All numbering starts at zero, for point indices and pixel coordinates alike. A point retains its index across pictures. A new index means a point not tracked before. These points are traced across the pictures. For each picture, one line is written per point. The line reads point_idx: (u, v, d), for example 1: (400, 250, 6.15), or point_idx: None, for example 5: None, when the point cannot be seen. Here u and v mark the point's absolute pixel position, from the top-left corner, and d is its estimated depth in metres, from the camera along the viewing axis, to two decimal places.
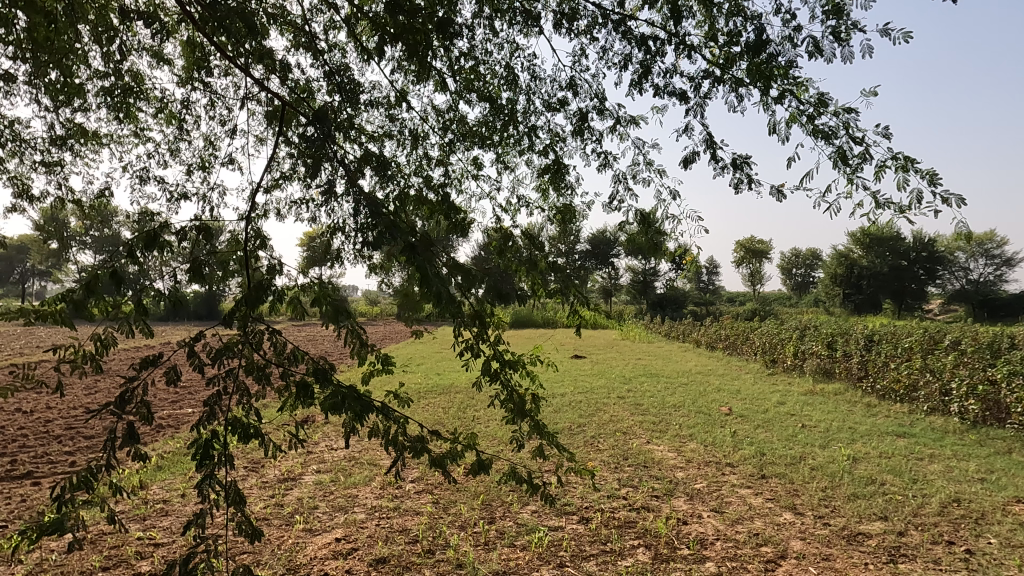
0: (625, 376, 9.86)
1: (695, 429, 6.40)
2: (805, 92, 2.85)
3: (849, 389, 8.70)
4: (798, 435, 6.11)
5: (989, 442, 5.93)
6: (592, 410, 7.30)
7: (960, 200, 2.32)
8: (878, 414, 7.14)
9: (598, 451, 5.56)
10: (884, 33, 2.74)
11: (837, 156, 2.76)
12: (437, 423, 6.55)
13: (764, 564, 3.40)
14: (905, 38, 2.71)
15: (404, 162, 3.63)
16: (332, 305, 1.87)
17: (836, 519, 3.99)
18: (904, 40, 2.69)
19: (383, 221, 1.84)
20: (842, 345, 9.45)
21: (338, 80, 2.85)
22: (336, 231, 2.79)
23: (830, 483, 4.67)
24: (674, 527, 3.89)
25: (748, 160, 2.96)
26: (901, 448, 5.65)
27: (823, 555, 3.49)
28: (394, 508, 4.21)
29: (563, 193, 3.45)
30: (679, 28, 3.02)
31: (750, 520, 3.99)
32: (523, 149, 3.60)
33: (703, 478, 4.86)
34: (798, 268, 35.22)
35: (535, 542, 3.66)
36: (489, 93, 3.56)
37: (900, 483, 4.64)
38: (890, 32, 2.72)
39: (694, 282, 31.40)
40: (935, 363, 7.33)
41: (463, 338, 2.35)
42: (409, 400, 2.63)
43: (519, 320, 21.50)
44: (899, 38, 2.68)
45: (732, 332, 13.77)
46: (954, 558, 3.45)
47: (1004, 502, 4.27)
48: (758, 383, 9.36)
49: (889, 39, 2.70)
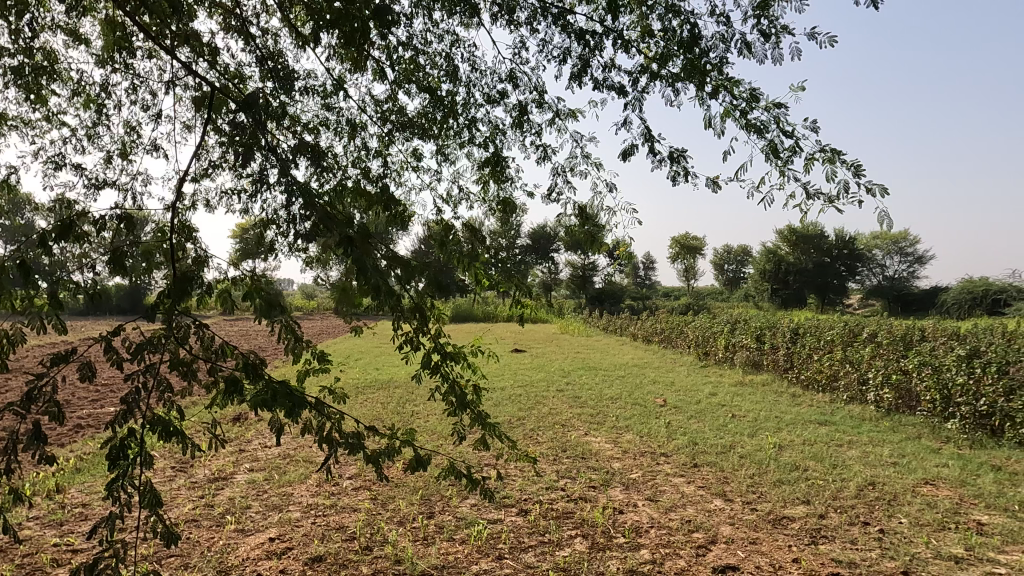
0: (564, 370, 9.97)
1: (632, 420, 6.55)
2: (738, 88, 2.94)
3: (776, 380, 9.08)
4: (728, 425, 6.34)
5: (901, 428, 6.32)
6: (532, 403, 7.36)
7: (883, 189, 2.46)
8: (802, 403, 7.50)
9: (537, 444, 5.61)
10: (812, 35, 2.87)
11: (768, 149, 2.87)
12: (375, 418, 6.46)
13: (695, 550, 3.52)
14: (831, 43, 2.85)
15: (341, 152, 3.54)
16: (265, 298, 1.79)
17: (763, 505, 4.17)
18: (830, 43, 2.82)
19: (316, 211, 1.78)
20: (769, 338, 9.85)
21: (270, 65, 2.75)
22: (269, 222, 2.72)
23: (757, 470, 4.87)
24: (611, 517, 3.98)
25: (684, 154, 3.05)
26: (822, 435, 5.95)
27: (750, 539, 3.65)
28: (330, 505, 4.13)
29: (503, 186, 3.45)
30: (615, 23, 3.07)
31: (682, 508, 4.13)
32: (464, 141, 3.58)
33: (638, 468, 4.99)
34: (730, 264, 36.57)
35: (474, 536, 3.67)
36: (429, 84, 3.52)
37: (821, 469, 4.89)
38: (818, 35, 2.84)
39: (633, 277, 32.21)
40: (854, 354, 7.75)
41: (403, 331, 2.31)
42: (345, 396, 2.56)
43: (461, 313, 21.36)
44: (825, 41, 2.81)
45: (667, 325, 14.18)
46: (868, 537, 3.66)
47: (913, 484, 4.56)
48: (692, 375, 9.64)
49: (817, 41, 2.83)
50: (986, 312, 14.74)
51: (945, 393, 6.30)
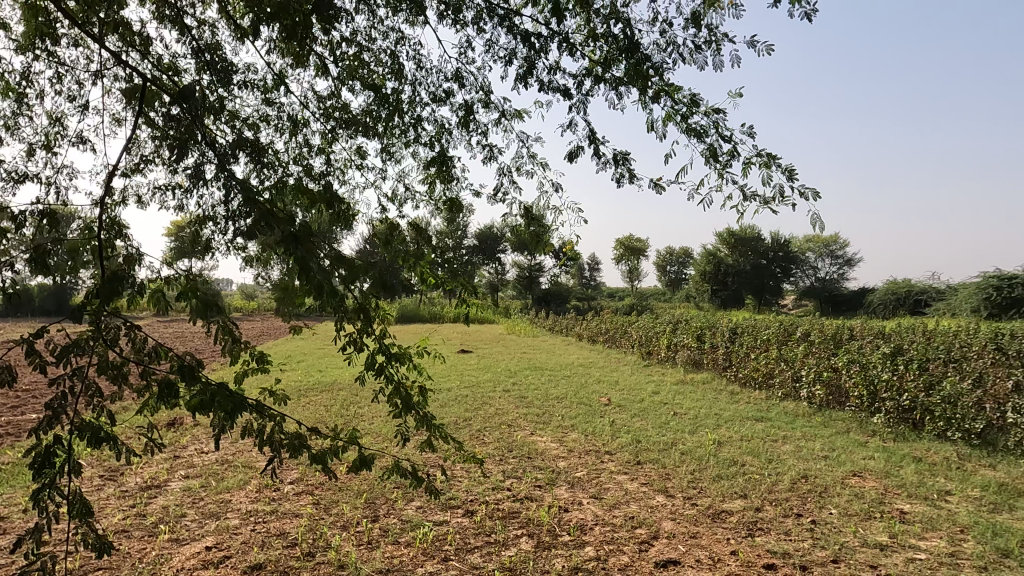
0: (510, 370, 10.00)
1: (577, 419, 6.63)
2: (680, 93, 3.02)
3: (715, 378, 9.36)
4: (670, 422, 6.50)
5: (831, 423, 6.62)
6: (479, 403, 7.35)
7: (815, 193, 2.57)
8: (740, 400, 7.75)
9: (484, 444, 5.61)
10: (750, 44, 2.96)
11: (708, 153, 2.96)
12: (318, 421, 6.33)
13: (638, 545, 3.60)
14: (767, 52, 2.95)
15: (282, 149, 3.46)
16: (201, 298, 1.72)
17: (703, 499, 4.29)
18: (766, 52, 2.92)
19: (256, 208, 1.73)
20: (709, 338, 10.15)
21: (207, 58, 2.65)
22: (206, 219, 2.64)
23: (697, 466, 5.01)
24: (556, 515, 4.01)
25: (628, 156, 3.11)
26: (758, 431, 6.17)
27: (691, 533, 3.74)
28: (271, 511, 4.02)
29: (449, 186, 3.43)
30: (561, 26, 3.10)
31: (626, 504, 4.20)
32: (409, 140, 3.55)
33: (583, 466, 5.05)
34: (672, 265, 37.48)
35: (419, 538, 3.63)
36: (373, 81, 3.47)
37: (758, 463, 5.07)
38: (755, 45, 2.94)
39: (578, 278, 32.61)
40: (788, 353, 8.07)
41: (346, 331, 2.27)
42: (286, 398, 2.50)
43: (407, 314, 21.14)
44: (762, 50, 2.92)
45: (612, 325, 14.42)
46: (801, 528, 3.82)
47: (842, 476, 4.78)
48: (636, 374, 9.84)
49: (755, 49, 2.93)
50: (909, 312, 15.60)
51: (871, 389, 6.63)
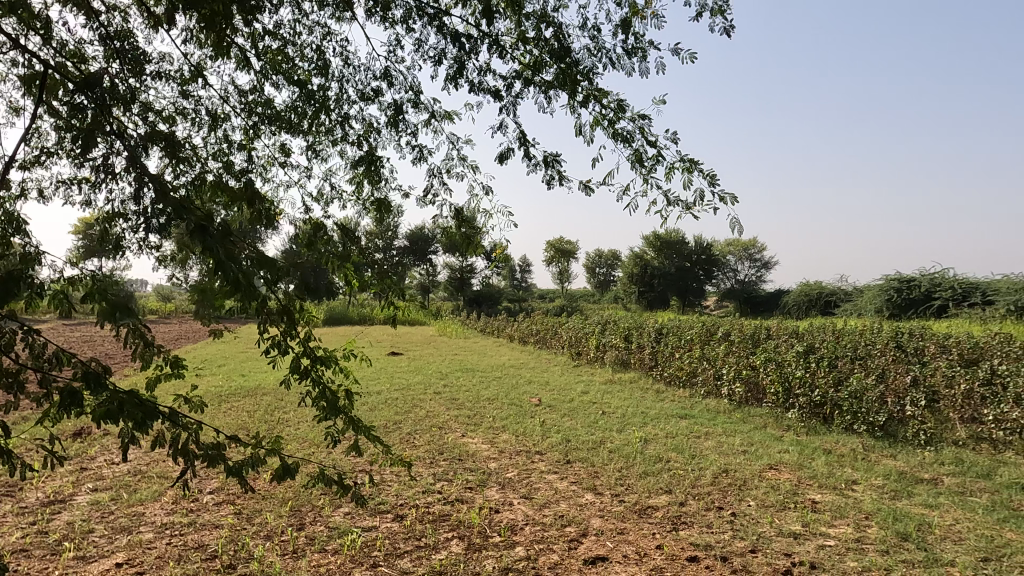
0: (441, 372, 9.93)
1: (507, 420, 6.66)
2: (607, 98, 3.08)
3: (642, 378, 9.61)
4: (599, 421, 6.63)
5: (749, 418, 6.93)
6: (409, 406, 7.27)
7: (734, 198, 2.68)
8: (665, 398, 8.00)
9: (414, 448, 5.55)
10: (674, 52, 3.06)
11: (634, 157, 3.03)
12: (239, 427, 6.08)
13: (567, 543, 3.65)
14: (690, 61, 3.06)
15: (200, 145, 3.31)
16: (106, 301, 1.60)
17: (630, 496, 4.40)
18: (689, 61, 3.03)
19: (171, 204, 1.64)
20: (636, 338, 10.43)
21: (117, 45, 2.51)
22: (117, 216, 2.49)
23: (624, 463, 5.13)
24: (487, 517, 4.02)
25: (558, 159, 3.15)
26: (682, 428, 6.38)
27: (618, 529, 3.83)
28: (188, 523, 3.83)
29: (377, 186, 3.38)
30: (491, 28, 3.11)
31: (556, 503, 4.25)
32: (337, 138, 3.47)
33: (514, 466, 5.08)
34: (601, 267, 38.27)
35: (347, 545, 3.55)
36: (298, 76, 3.37)
37: (682, 459, 5.24)
38: (679, 53, 3.04)
39: (509, 279, 32.82)
40: (710, 352, 8.39)
41: (269, 333, 2.19)
42: (203, 405, 2.39)
43: (335, 316, 20.67)
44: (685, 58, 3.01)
45: (543, 326, 14.57)
46: (722, 520, 3.97)
47: (760, 470, 5.00)
48: (566, 374, 9.99)
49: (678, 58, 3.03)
50: (820, 313, 16.54)
51: (786, 386, 6.96)
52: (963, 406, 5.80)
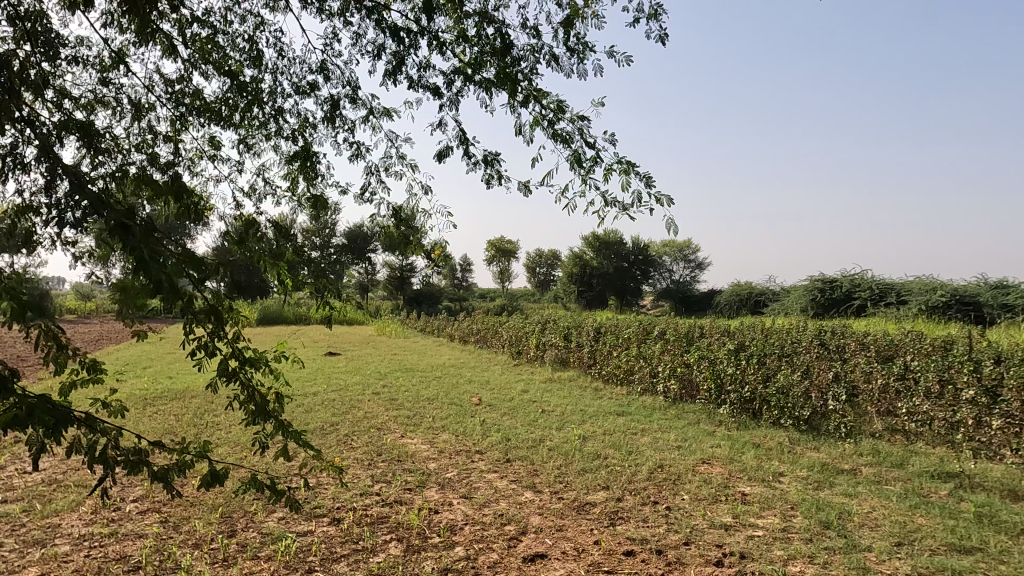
0: (380, 372, 9.78)
1: (448, 420, 6.63)
2: (547, 99, 3.12)
3: (580, 376, 9.75)
4: (538, 419, 6.68)
5: (684, 415, 7.13)
6: (347, 407, 7.13)
7: (669, 200, 2.76)
8: (603, 396, 8.14)
9: (351, 449, 5.45)
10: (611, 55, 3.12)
11: (573, 158, 3.08)
12: (166, 432, 5.82)
13: (507, 542, 3.66)
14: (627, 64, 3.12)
15: (122, 135, 3.15)
16: (14, 300, 1.48)
17: (568, 493, 4.45)
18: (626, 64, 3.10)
19: (88, 197, 1.56)
20: (575, 337, 10.57)
21: (28, 25, 2.36)
22: (29, 209, 2.34)
23: (563, 461, 5.19)
24: (426, 517, 3.99)
25: (498, 158, 3.17)
26: (620, 425, 6.51)
27: (557, 526, 3.87)
28: (109, 534, 3.64)
29: (313, 182, 3.31)
30: (430, 24, 3.09)
31: (495, 502, 4.26)
32: (270, 133, 3.38)
33: (454, 466, 5.05)
34: (541, 267, 38.59)
35: (280, 551, 3.45)
36: (229, 67, 3.26)
37: (619, 455, 5.35)
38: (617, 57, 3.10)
39: (450, 278, 32.69)
40: (646, 350, 8.59)
41: (195, 335, 2.10)
42: (123, 410, 2.26)
43: (269, 315, 20.06)
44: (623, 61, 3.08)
45: (483, 325, 14.57)
46: (657, 514, 4.07)
47: (693, 464, 5.16)
48: (506, 373, 10.03)
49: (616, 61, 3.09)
50: (749, 312, 17.19)
51: (718, 382, 7.19)
52: (880, 400, 6.14)
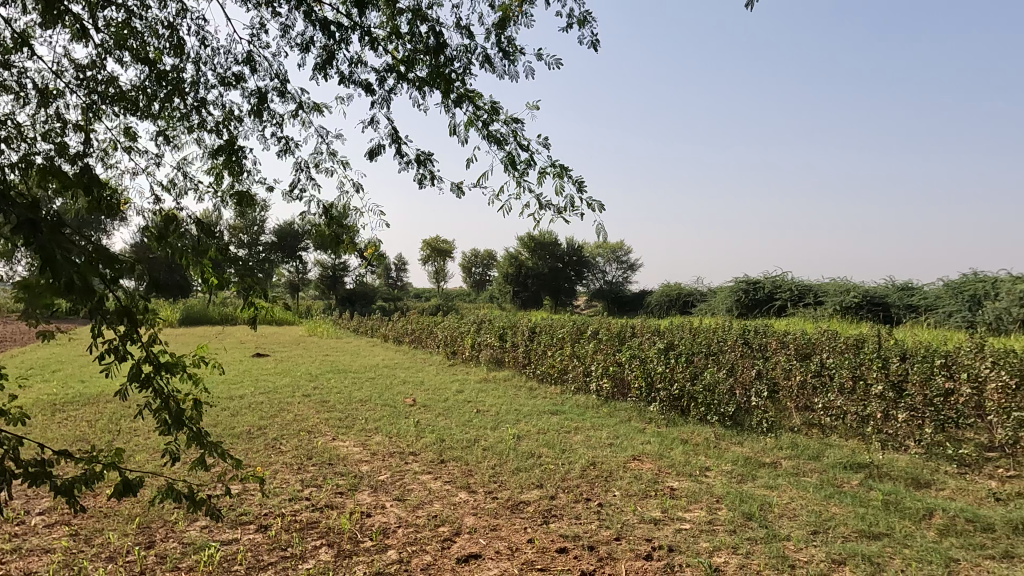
0: (311, 374, 9.53)
1: (381, 421, 6.53)
2: (480, 100, 3.12)
3: (515, 376, 9.80)
4: (473, 420, 6.67)
5: (615, 413, 7.28)
6: (275, 410, 6.91)
7: (600, 205, 2.82)
8: (538, 395, 8.21)
9: (280, 454, 5.29)
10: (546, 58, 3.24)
11: (507, 160, 3.09)
12: (78, 440, 5.48)
13: (441, 543, 3.64)
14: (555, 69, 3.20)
15: (26, 123, 2.95)
16: None
17: (503, 492, 4.47)
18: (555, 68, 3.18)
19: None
20: (510, 337, 10.62)
21: None
22: None
23: (498, 460, 5.20)
24: (358, 521, 3.91)
25: (431, 159, 3.18)
26: (553, 423, 6.59)
27: (492, 526, 3.87)
28: (12, 550, 3.39)
29: (238, 177, 3.20)
30: (362, 19, 3.04)
31: (429, 504, 4.22)
32: (192, 125, 3.24)
33: (387, 469, 4.98)
34: (477, 267, 38.59)
35: (203, 561, 3.31)
36: (147, 54, 3.11)
37: (552, 454, 5.41)
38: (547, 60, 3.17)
39: (384, 277, 32.26)
40: (580, 350, 8.72)
41: (106, 338, 2.00)
42: (25, 418, 2.11)
43: (192, 315, 19.21)
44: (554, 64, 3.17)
45: (418, 326, 14.42)
46: (590, 511, 4.14)
47: (625, 461, 5.28)
48: (441, 374, 9.97)
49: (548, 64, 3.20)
50: (679, 312, 17.73)
51: (648, 381, 7.35)
52: (798, 396, 6.46)
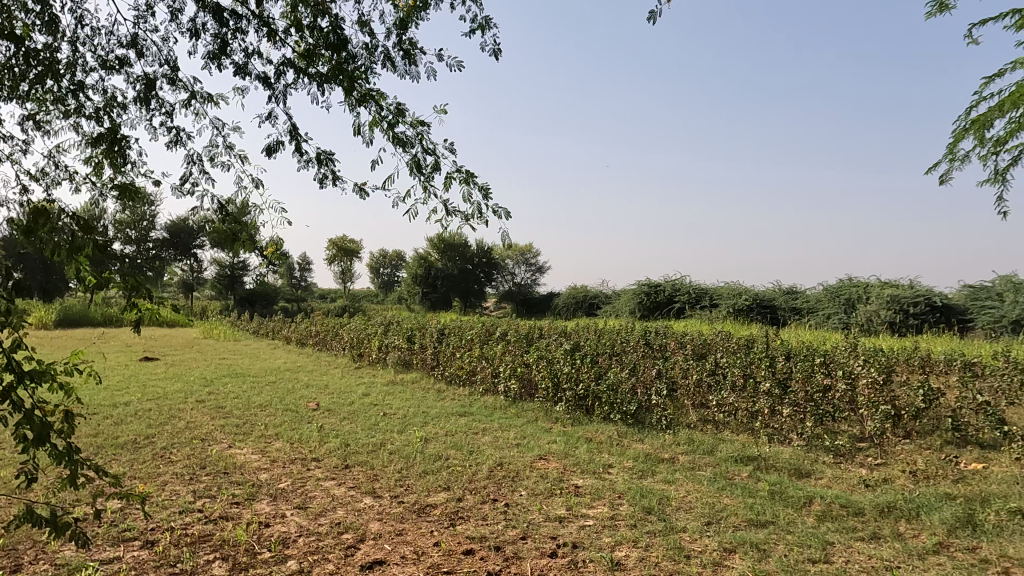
0: (205, 378, 9.01)
1: (281, 427, 6.27)
2: (385, 101, 3.09)
3: (423, 378, 9.68)
4: (379, 423, 6.55)
5: (523, 413, 7.35)
6: (165, 418, 6.48)
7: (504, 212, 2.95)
8: (446, 397, 8.17)
9: (170, 464, 4.97)
10: (442, 63, 3.59)
11: (413, 164, 3.11)
12: None
13: (344, 551, 3.54)
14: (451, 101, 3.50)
15: None
16: None
17: (409, 496, 4.41)
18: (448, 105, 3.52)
19: None
20: (419, 339, 10.50)
21: None
22: None
23: (404, 464, 5.13)
24: (255, 532, 3.74)
25: (333, 159, 3.29)
26: (461, 425, 6.57)
27: (397, 531, 3.81)
28: None
29: (121, 168, 3.01)
30: (260, 10, 2.94)
31: (332, 511, 4.10)
32: (68, 110, 3.01)
33: (287, 476, 4.79)
34: (385, 268, 37.94)
35: None
36: (14, 30, 2.84)
37: (460, 456, 5.40)
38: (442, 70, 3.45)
39: (286, 278, 31.04)
40: (489, 351, 8.76)
41: None
42: None
43: (70, 317, 17.67)
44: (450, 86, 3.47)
45: (322, 328, 13.98)
46: (496, 512, 4.17)
47: (531, 460, 5.35)
48: (346, 377, 9.71)
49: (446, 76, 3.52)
50: (585, 314, 18.16)
51: (555, 380, 7.44)
52: (695, 394, 6.79)
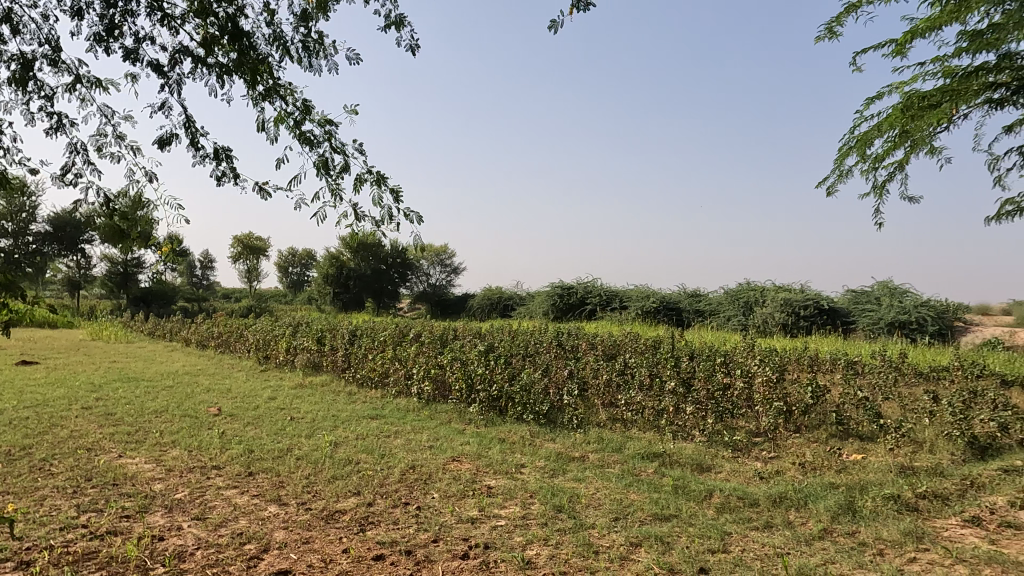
0: (92, 383, 8.35)
1: (179, 434, 5.92)
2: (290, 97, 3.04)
3: (334, 380, 9.41)
4: (286, 428, 6.31)
5: (436, 415, 7.29)
6: (44, 427, 5.96)
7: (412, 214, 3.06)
8: (357, 400, 7.97)
9: (50, 477, 4.57)
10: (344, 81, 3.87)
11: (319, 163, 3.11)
12: None
13: (246, 562, 3.39)
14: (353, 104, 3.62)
15: None
16: None
17: (316, 503, 4.27)
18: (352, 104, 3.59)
19: None
20: (329, 341, 10.19)
21: None
22: None
23: (312, 469, 4.97)
24: (147, 546, 3.51)
25: (232, 156, 3.27)
26: (373, 428, 6.44)
27: (303, 539, 3.69)
28: None
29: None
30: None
31: (234, 521, 3.92)
32: None
33: (184, 485, 4.53)
34: (294, 267, 36.62)
35: None
36: None
37: (371, 460, 5.29)
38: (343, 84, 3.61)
39: (186, 276, 29.33)
40: (402, 353, 8.63)
41: None
42: None
43: None
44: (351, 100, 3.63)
45: (226, 329, 13.30)
46: (407, 515, 4.11)
47: (443, 462, 5.32)
48: (251, 380, 9.28)
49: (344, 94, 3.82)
50: (500, 316, 18.22)
51: (468, 381, 7.43)
52: (604, 394, 6.97)
